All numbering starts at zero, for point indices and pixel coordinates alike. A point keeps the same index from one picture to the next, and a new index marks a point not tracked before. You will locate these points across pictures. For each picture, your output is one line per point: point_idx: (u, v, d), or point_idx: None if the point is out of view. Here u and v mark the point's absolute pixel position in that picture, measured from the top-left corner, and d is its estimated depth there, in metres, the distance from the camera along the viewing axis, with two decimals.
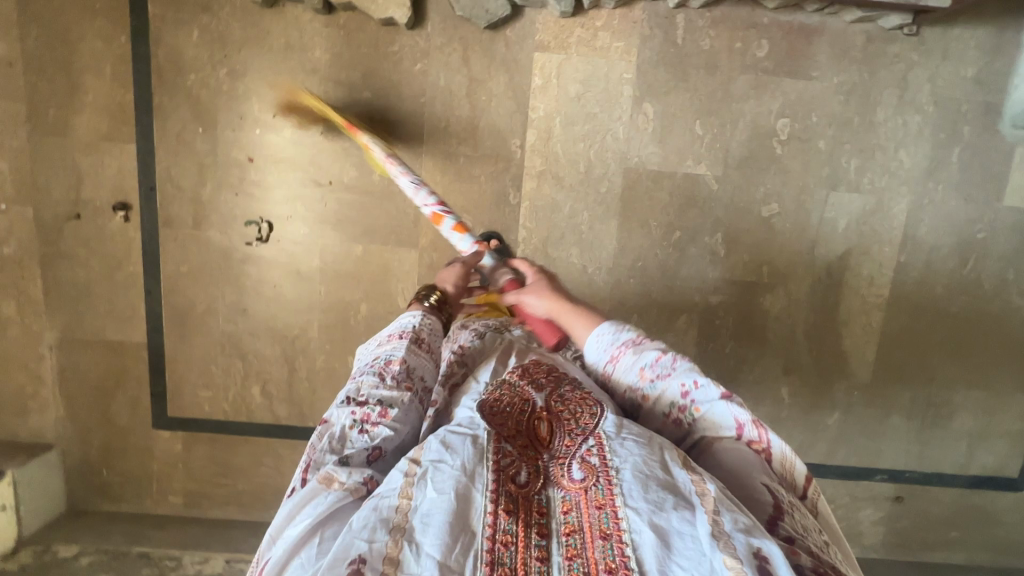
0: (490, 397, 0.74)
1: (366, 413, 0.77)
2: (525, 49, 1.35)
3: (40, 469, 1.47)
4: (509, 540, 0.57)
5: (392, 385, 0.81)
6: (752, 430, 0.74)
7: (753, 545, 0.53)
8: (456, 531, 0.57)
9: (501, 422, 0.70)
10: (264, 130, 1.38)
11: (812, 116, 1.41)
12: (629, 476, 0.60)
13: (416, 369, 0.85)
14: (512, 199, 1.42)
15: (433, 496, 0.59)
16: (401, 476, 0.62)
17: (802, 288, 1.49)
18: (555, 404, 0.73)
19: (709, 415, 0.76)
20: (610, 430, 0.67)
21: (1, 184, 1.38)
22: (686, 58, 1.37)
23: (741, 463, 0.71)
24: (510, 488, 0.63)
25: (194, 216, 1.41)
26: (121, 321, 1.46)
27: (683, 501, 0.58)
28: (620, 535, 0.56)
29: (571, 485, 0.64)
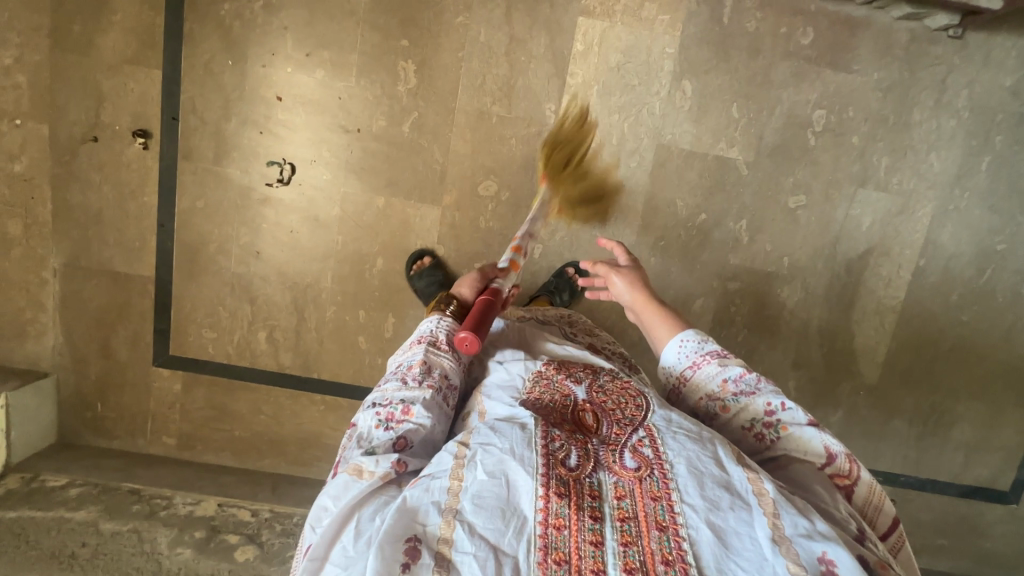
0: (532, 395, 0.80)
1: (390, 412, 0.77)
2: (570, 12, 1.33)
3: (33, 396, 1.43)
4: (561, 523, 0.61)
5: (415, 384, 0.80)
6: (845, 465, 0.77)
7: (819, 552, 0.59)
8: (507, 513, 0.62)
9: (546, 412, 0.76)
10: (295, 69, 1.34)
11: (849, 111, 1.40)
12: (685, 471, 0.65)
13: (439, 367, 0.85)
14: (541, 165, 1.40)
15: (483, 478, 0.64)
16: (451, 457, 0.67)
17: (819, 283, 1.49)
18: (599, 398, 0.79)
19: (796, 436, 0.79)
20: (660, 423, 0.72)
21: (16, 98, 1.33)
22: (730, 38, 1.35)
23: (817, 483, 0.76)
24: (561, 471, 0.65)
25: (215, 150, 1.37)
26: (130, 252, 1.42)
27: (740, 500, 0.63)
28: (677, 528, 0.61)
29: (623, 472, 0.67)
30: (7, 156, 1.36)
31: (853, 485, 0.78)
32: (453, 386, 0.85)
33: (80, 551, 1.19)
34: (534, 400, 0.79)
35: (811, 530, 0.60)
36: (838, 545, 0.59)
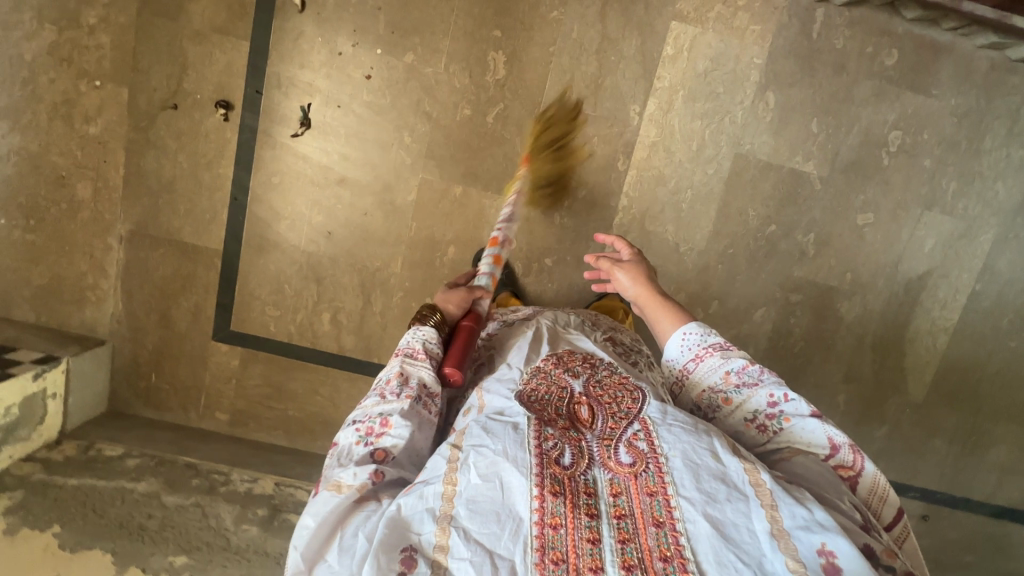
0: (527, 387, 0.77)
1: (369, 426, 0.77)
2: (664, 16, 1.34)
3: (90, 363, 1.41)
4: (558, 522, 0.60)
5: (393, 397, 0.79)
6: (847, 455, 0.75)
7: (818, 544, 0.56)
8: (502, 517, 0.61)
9: (541, 408, 0.73)
10: (385, 50, 1.33)
11: (923, 133, 1.43)
12: (680, 464, 0.63)
13: (416, 377, 0.83)
14: (620, 166, 1.41)
15: (477, 481, 0.63)
16: (444, 462, 0.67)
17: (878, 300, 1.52)
18: (594, 390, 0.76)
19: (797, 429, 0.79)
20: (655, 415, 0.70)
21: (97, 58, 1.30)
22: (817, 53, 1.37)
23: (821, 473, 0.72)
24: (554, 470, 0.65)
25: (295, 127, 1.36)
26: (199, 224, 1.40)
27: (736, 491, 0.61)
28: (674, 522, 0.60)
29: (618, 467, 0.67)
30: (83, 118, 1.33)
31: (858, 477, 0.75)
32: (432, 395, 0.84)
33: (148, 523, 1.17)
34: (530, 390, 0.76)
35: (811, 520, 0.58)
36: (838, 534, 0.57)
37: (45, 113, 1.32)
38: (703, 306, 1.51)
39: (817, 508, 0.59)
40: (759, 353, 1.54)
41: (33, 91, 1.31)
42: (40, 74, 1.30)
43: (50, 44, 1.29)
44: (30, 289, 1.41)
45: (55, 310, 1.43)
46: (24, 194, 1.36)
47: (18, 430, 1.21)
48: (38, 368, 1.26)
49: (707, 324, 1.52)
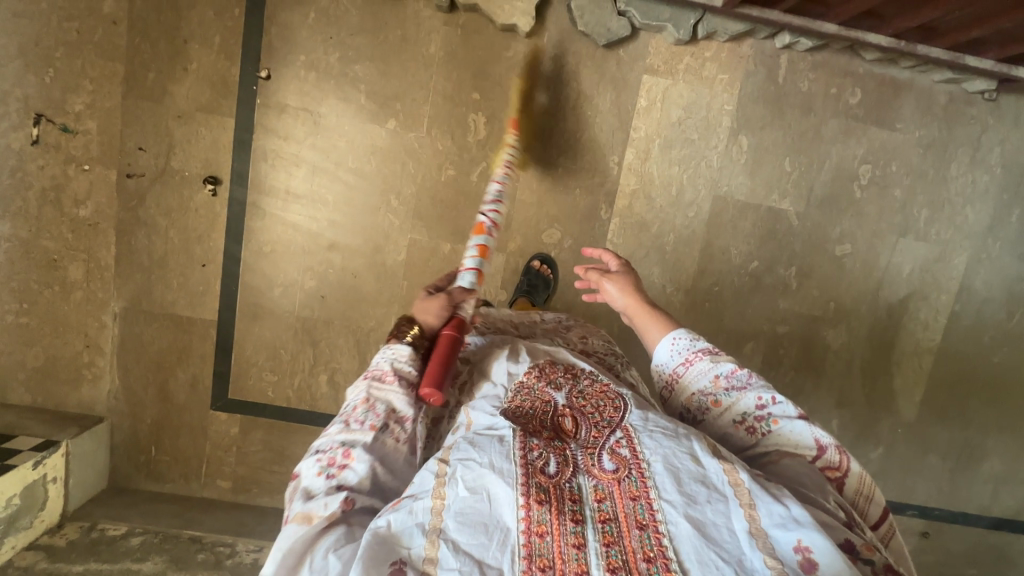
0: (511, 404, 0.74)
1: (331, 456, 0.68)
2: (635, 71, 1.38)
3: (90, 442, 1.41)
4: (544, 530, 0.57)
5: (357, 426, 0.71)
6: (833, 456, 0.71)
7: (794, 541, 0.55)
8: (490, 527, 0.58)
9: (525, 420, 0.70)
10: (367, 118, 1.36)
11: (892, 166, 1.48)
12: (661, 469, 0.61)
13: (383, 403, 0.74)
14: (603, 215, 1.45)
15: (465, 494, 0.60)
16: (432, 476, 0.63)
17: (862, 326, 1.56)
18: (577, 401, 0.73)
19: (786, 432, 0.73)
20: (638, 422, 0.67)
21: (85, 144, 1.32)
22: (785, 97, 1.42)
23: (808, 477, 0.68)
24: (540, 479, 0.62)
25: (284, 196, 1.39)
26: (192, 296, 1.42)
27: (716, 492, 0.59)
28: (656, 525, 0.57)
29: (602, 475, 0.63)
30: (72, 201, 1.35)
31: (844, 478, 0.71)
32: (405, 420, 0.74)
33: None
34: (513, 407, 0.73)
35: (788, 517, 0.56)
36: (816, 531, 0.55)
37: (34, 199, 1.34)
38: None
39: (794, 504, 0.58)
40: None
41: (22, 178, 1.33)
42: (28, 161, 1.32)
43: (37, 132, 1.31)
44: (26, 371, 1.42)
45: (52, 391, 1.43)
46: (16, 279, 1.37)
47: (19, 519, 1.21)
48: (38, 456, 1.26)
49: None
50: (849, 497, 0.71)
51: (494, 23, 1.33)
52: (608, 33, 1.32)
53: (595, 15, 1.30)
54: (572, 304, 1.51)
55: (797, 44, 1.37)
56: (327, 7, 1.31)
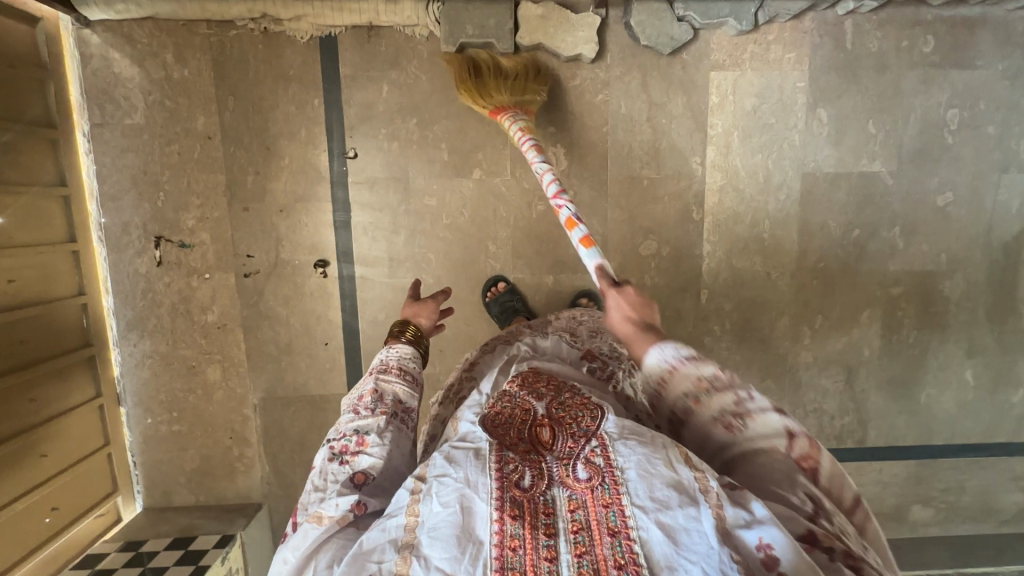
0: (492, 411, 0.72)
1: (344, 444, 0.75)
2: (702, 70, 1.39)
3: (256, 529, 1.48)
4: (516, 544, 0.57)
5: (368, 414, 0.78)
6: (805, 444, 0.67)
7: (757, 540, 0.56)
8: (462, 541, 0.58)
9: (503, 432, 0.69)
10: (454, 173, 1.41)
11: (980, 104, 1.43)
12: (635, 476, 0.60)
13: (391, 394, 0.82)
14: (696, 216, 1.46)
15: (439, 510, 0.60)
16: (407, 494, 0.64)
17: (980, 271, 1.51)
18: (557, 410, 0.71)
19: (759, 424, 0.69)
20: (612, 431, 0.66)
21: (203, 254, 1.41)
22: (856, 61, 1.40)
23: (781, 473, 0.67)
24: (514, 493, 0.62)
25: (389, 264, 1.44)
26: (321, 375, 1.48)
27: (687, 496, 0.58)
28: (628, 532, 0.57)
29: (577, 485, 0.63)
30: (200, 309, 1.43)
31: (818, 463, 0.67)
32: (410, 410, 0.83)
33: None
34: (492, 415, 0.72)
35: (749, 517, 0.57)
36: (775, 527, 0.57)
37: (166, 315, 1.43)
38: (808, 322, 1.52)
39: (757, 503, 0.59)
40: (875, 352, 1.54)
41: (152, 298, 1.42)
42: (156, 281, 1.41)
43: (159, 253, 1.40)
44: (185, 474, 1.51)
45: (211, 487, 1.52)
46: (162, 391, 1.46)
47: None
48: (224, 552, 1.35)
49: (816, 338, 1.53)
50: (826, 486, 0.68)
51: (559, 56, 1.35)
52: (672, 41, 1.33)
53: (656, 27, 1.32)
54: (681, 309, 1.51)
55: (860, 6, 1.36)
56: (398, 78, 1.36)
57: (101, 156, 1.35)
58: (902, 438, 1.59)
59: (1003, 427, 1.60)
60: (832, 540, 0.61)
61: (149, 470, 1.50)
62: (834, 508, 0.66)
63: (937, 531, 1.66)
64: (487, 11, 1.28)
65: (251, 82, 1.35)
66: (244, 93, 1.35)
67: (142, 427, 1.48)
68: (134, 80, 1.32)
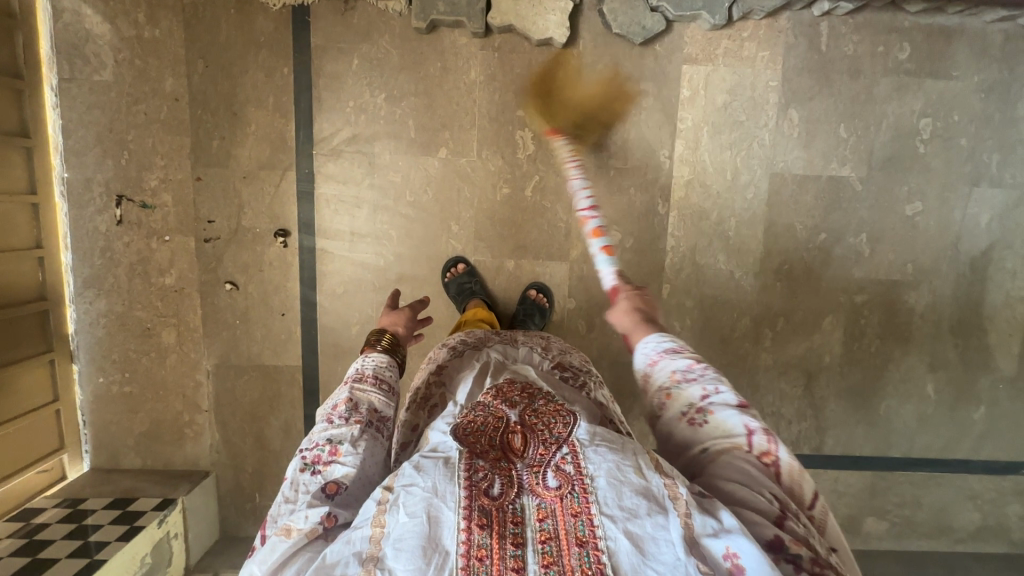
0: (464, 421, 0.70)
1: (317, 454, 0.72)
2: (674, 63, 1.38)
3: (201, 495, 1.47)
4: (484, 555, 0.53)
5: (343, 422, 0.75)
6: (762, 440, 0.69)
7: (724, 549, 0.55)
8: (427, 552, 0.54)
9: (474, 441, 0.66)
10: (420, 151, 1.40)
11: (953, 115, 1.43)
12: (605, 483, 0.59)
13: (366, 402, 0.80)
14: (661, 209, 1.45)
15: (405, 520, 0.56)
16: (374, 505, 0.59)
17: (946, 283, 1.50)
18: (529, 417, 0.69)
19: (721, 420, 0.72)
20: (584, 437, 0.65)
21: (164, 216, 1.41)
22: (830, 64, 1.40)
23: (745, 472, 0.66)
24: (483, 502, 0.58)
25: (350, 238, 1.44)
26: (276, 346, 1.48)
27: (656, 504, 0.57)
28: (597, 542, 0.54)
29: (546, 493, 0.60)
30: (158, 271, 1.43)
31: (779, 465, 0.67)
32: (386, 417, 0.80)
33: None
34: (465, 424, 0.69)
35: (718, 526, 0.56)
36: (744, 537, 0.55)
37: (123, 274, 1.43)
38: (769, 324, 1.51)
39: (726, 513, 0.58)
40: (836, 359, 1.53)
41: (111, 257, 1.42)
42: (115, 240, 1.41)
43: (119, 212, 1.40)
44: (134, 437, 1.50)
45: (160, 452, 1.51)
46: (116, 351, 1.46)
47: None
48: (161, 515, 1.33)
49: (777, 341, 1.52)
50: (787, 487, 0.67)
51: (530, 39, 1.35)
52: (644, 30, 1.33)
53: (628, 15, 1.32)
54: None
55: (836, 9, 1.35)
56: (369, 52, 1.36)
57: (68, 111, 1.35)
58: (859, 448, 1.58)
59: (963, 444, 1.58)
60: (799, 547, 0.58)
61: (98, 431, 1.49)
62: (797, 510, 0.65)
63: (890, 545, 1.64)
64: None
65: (222, 47, 1.35)
66: (214, 58, 1.35)
67: (93, 386, 1.47)
68: (105, 37, 1.33)
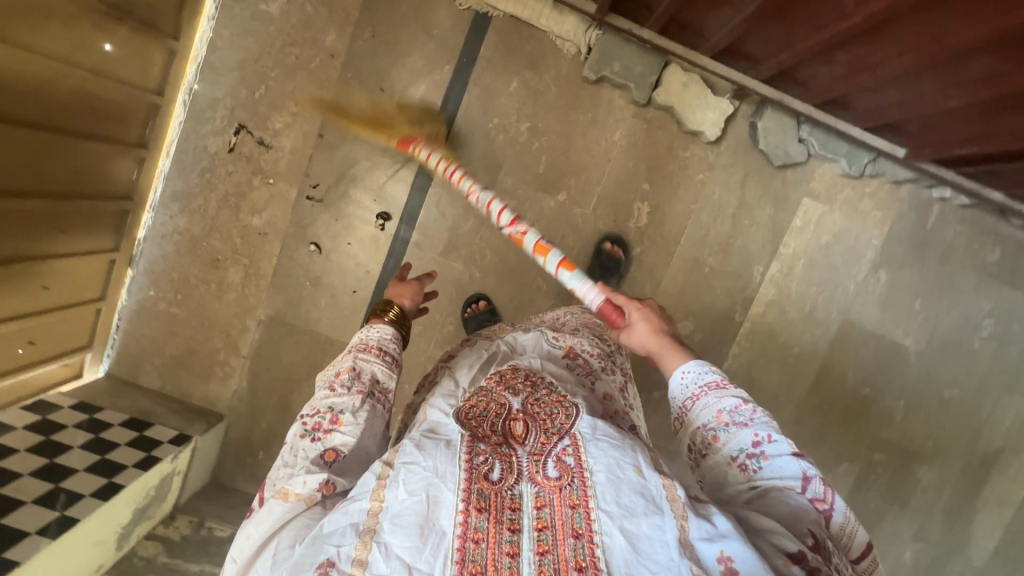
0: (467, 404, 0.65)
1: (317, 421, 0.66)
2: (798, 192, 1.45)
3: (211, 438, 1.43)
4: (480, 537, 0.51)
5: (344, 391, 0.68)
6: (818, 487, 0.59)
7: (718, 553, 0.50)
8: (425, 530, 0.51)
9: (475, 425, 0.62)
10: (542, 187, 1.43)
11: (1012, 323, 1.54)
12: (603, 478, 0.55)
13: (369, 372, 0.71)
14: (737, 317, 1.51)
15: (404, 497, 0.53)
16: (373, 478, 0.55)
17: (954, 466, 1.61)
18: (532, 406, 0.65)
19: (774, 468, 0.62)
20: (586, 430, 0.60)
21: (276, 160, 1.39)
22: (927, 243, 1.49)
23: (794, 520, 0.58)
24: (483, 486, 0.55)
25: (445, 243, 1.44)
26: (335, 318, 1.46)
27: (652, 504, 0.53)
28: (592, 535, 0.51)
29: (545, 483, 0.56)
30: (249, 209, 1.41)
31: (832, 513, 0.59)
32: (389, 391, 0.72)
33: None
34: (468, 408, 0.64)
35: (714, 530, 0.51)
36: (741, 544, 0.50)
37: (214, 201, 1.40)
38: None
39: (721, 516, 0.53)
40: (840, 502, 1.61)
41: (208, 180, 1.39)
42: (219, 165, 1.38)
43: (234, 140, 1.37)
44: (162, 358, 1.46)
45: (182, 381, 1.47)
46: (177, 270, 1.42)
47: (148, 509, 1.25)
48: (176, 450, 1.29)
49: None
50: (839, 541, 0.59)
51: (681, 124, 1.40)
52: (786, 156, 1.40)
53: (778, 137, 1.38)
54: None
55: (953, 198, 1.45)
56: (529, 80, 1.38)
57: (222, 28, 1.32)
58: None
59: None
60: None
61: (129, 340, 1.45)
62: (850, 564, 0.57)
63: None
64: (638, 58, 1.33)
65: (394, 24, 1.35)
66: (383, 31, 1.35)
67: (141, 297, 1.43)
68: None
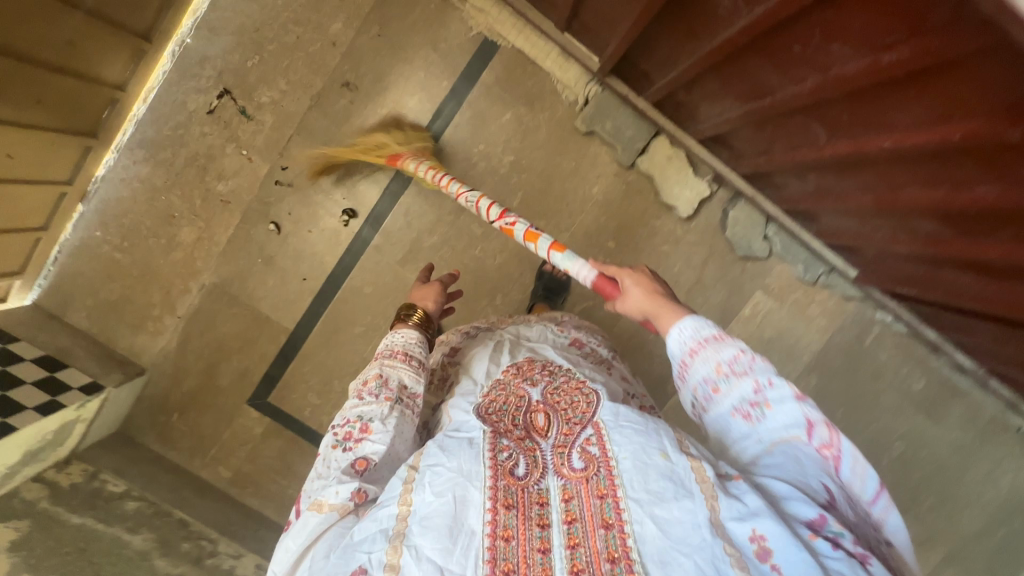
0: (487, 400, 0.74)
1: (348, 431, 0.71)
2: (754, 284, 1.49)
3: (126, 391, 1.41)
4: (510, 534, 0.57)
5: (373, 399, 0.72)
6: (828, 434, 0.56)
7: (749, 531, 0.51)
8: (455, 532, 0.57)
9: (496, 420, 0.70)
10: (513, 222, 1.44)
11: (922, 451, 1.58)
12: (629, 464, 0.59)
13: (397, 379, 0.74)
14: None
15: (431, 499, 0.59)
16: (400, 484, 0.62)
17: None
18: (552, 396, 0.72)
19: (781, 419, 0.59)
20: (607, 417, 0.66)
21: (255, 133, 1.37)
22: (860, 360, 1.54)
23: (801, 471, 0.57)
24: (508, 481, 0.62)
25: (405, 252, 1.43)
26: (280, 300, 1.44)
27: (682, 488, 0.55)
28: (622, 524, 0.55)
29: (571, 474, 0.62)
30: (217, 175, 1.39)
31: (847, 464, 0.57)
32: (417, 396, 0.75)
33: None
34: (488, 403, 0.73)
35: (746, 510, 0.52)
36: (773, 522, 0.51)
37: (182, 158, 1.38)
38: None
39: (751, 494, 0.54)
40: None
41: (181, 136, 1.37)
42: (194, 124, 1.36)
43: (215, 103, 1.35)
44: (94, 300, 1.43)
45: (111, 327, 1.45)
46: (129, 217, 1.40)
47: (42, 451, 1.19)
48: (83, 399, 1.26)
49: None
50: (855, 488, 0.58)
51: (658, 194, 1.43)
52: (748, 249, 1.44)
53: (745, 230, 1.43)
54: None
55: (893, 324, 1.51)
56: (523, 116, 1.38)
57: None
58: None
59: None
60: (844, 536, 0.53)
61: (65, 275, 1.42)
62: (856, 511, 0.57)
63: None
64: (631, 123, 1.35)
65: (404, 29, 1.34)
66: (390, 33, 1.34)
67: (87, 236, 1.41)
68: None
